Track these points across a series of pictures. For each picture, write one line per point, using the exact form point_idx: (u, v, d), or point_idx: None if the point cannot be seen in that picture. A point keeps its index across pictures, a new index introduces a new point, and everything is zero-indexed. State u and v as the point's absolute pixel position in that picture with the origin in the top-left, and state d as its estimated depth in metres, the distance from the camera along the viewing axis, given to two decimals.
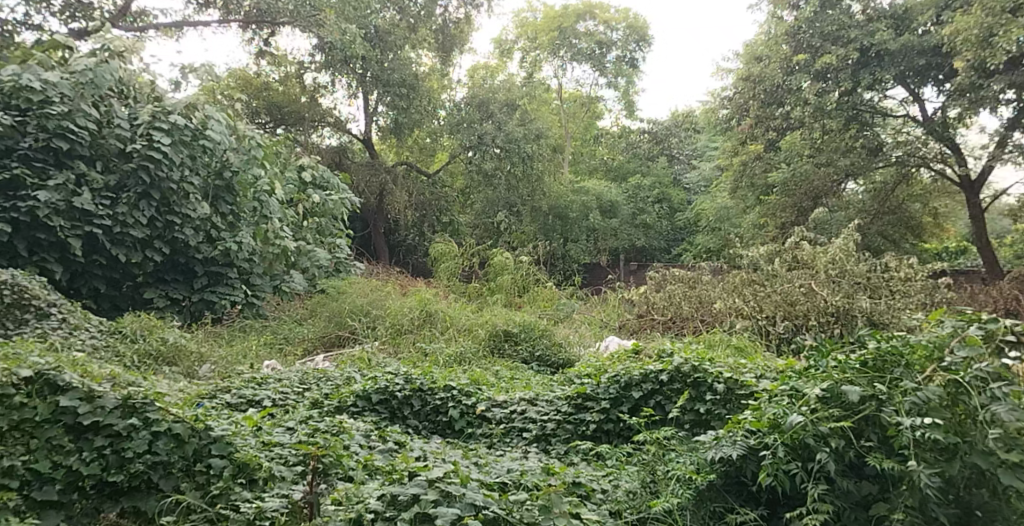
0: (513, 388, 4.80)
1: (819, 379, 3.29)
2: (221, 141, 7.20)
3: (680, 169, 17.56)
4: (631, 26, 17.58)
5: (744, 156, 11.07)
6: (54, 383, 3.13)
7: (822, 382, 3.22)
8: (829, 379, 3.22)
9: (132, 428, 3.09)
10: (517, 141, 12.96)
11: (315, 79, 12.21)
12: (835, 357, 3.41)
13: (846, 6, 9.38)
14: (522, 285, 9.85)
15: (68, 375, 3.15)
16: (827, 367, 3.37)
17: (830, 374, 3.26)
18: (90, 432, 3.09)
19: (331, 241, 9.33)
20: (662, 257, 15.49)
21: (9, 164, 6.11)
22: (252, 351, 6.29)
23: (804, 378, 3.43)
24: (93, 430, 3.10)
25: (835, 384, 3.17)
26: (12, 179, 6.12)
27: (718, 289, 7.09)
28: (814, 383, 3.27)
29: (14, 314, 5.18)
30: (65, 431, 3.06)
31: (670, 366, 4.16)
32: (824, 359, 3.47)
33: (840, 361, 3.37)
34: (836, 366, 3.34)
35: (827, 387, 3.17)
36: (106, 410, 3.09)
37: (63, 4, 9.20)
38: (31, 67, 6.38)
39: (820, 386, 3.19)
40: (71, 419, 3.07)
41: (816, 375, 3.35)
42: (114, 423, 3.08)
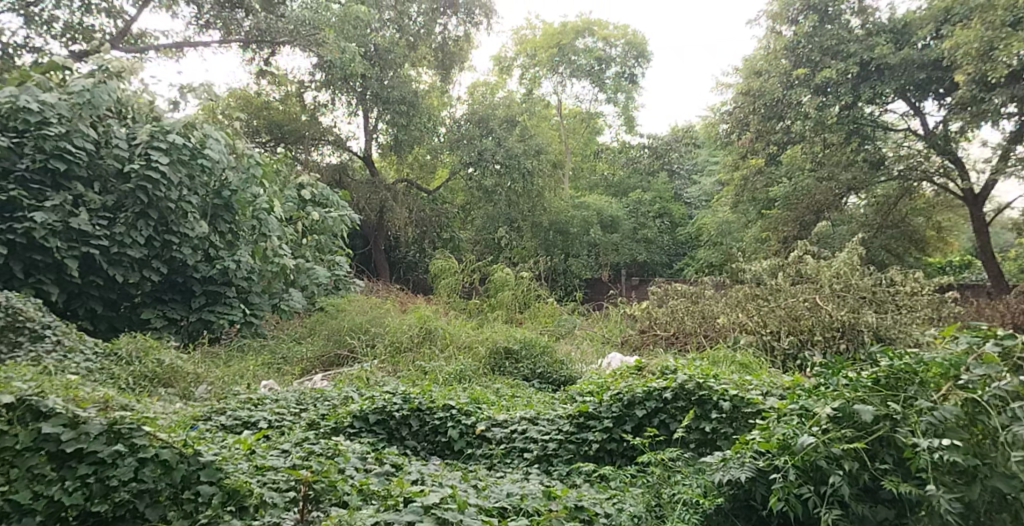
0: (514, 406, 4.70)
1: (830, 397, 3.21)
2: (219, 160, 7.15)
3: (681, 184, 17.50)
4: (630, 42, 17.61)
5: (745, 170, 11.02)
6: (37, 410, 3.04)
7: (833, 401, 3.14)
8: (841, 398, 3.14)
9: (117, 454, 2.98)
10: (518, 157, 12.92)
11: (315, 98, 12.18)
12: (846, 374, 3.33)
13: (845, 21, 9.37)
14: (523, 301, 9.80)
15: (52, 401, 3.06)
16: (838, 385, 3.29)
17: (842, 392, 3.18)
18: (74, 460, 2.98)
19: (330, 259, 9.26)
20: (663, 272, 15.41)
21: (6, 185, 6.05)
22: (249, 372, 6.18)
23: (813, 397, 3.34)
24: (77, 458, 2.98)
25: (847, 403, 3.09)
26: (8, 201, 6.05)
27: (721, 304, 7.00)
28: (825, 402, 3.19)
29: (8, 337, 5.11)
30: (47, 459, 2.95)
31: (674, 383, 4.07)
32: (834, 377, 3.38)
33: (850, 379, 3.29)
34: (848, 383, 3.27)
35: (838, 406, 3.09)
36: (91, 436, 2.99)
37: (64, 27, 9.21)
38: (29, 88, 6.35)
39: (831, 405, 3.11)
40: (54, 447, 2.96)
41: (827, 393, 3.27)
42: (99, 450, 2.98)
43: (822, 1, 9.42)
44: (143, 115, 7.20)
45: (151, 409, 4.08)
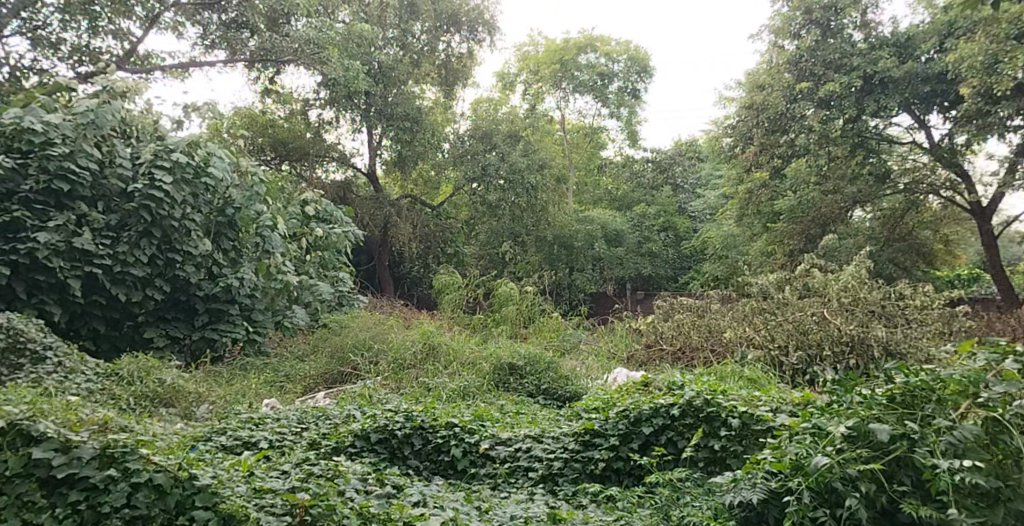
0: (519, 424, 4.61)
1: (844, 415, 3.13)
2: (223, 179, 7.19)
3: (686, 197, 17.43)
4: (633, 58, 17.60)
5: (749, 183, 10.96)
6: (27, 434, 3.03)
7: (847, 420, 3.07)
8: (855, 416, 3.07)
9: (109, 480, 2.96)
10: (521, 172, 12.88)
11: (319, 115, 12.16)
12: (859, 391, 3.26)
13: (848, 35, 9.31)
14: (528, 315, 9.74)
15: (42, 425, 3.04)
16: (852, 403, 3.21)
17: (856, 410, 3.11)
18: (65, 487, 2.99)
19: (334, 275, 9.21)
20: (669, 286, 15.33)
21: (9, 206, 6.03)
22: (250, 390, 6.11)
23: (827, 414, 3.27)
24: (68, 484, 2.99)
25: (862, 422, 3.02)
26: (12, 222, 6.03)
27: (727, 318, 6.93)
28: (838, 420, 3.12)
29: (9, 359, 5.06)
30: (38, 486, 2.97)
31: (680, 399, 4.00)
32: (847, 394, 3.31)
33: (865, 396, 3.22)
34: (862, 401, 3.19)
35: (853, 425, 3.02)
36: (83, 461, 2.98)
37: (70, 49, 9.26)
38: (33, 109, 6.36)
39: (845, 423, 3.03)
40: (45, 472, 2.96)
41: (840, 411, 3.19)
42: (91, 476, 2.97)
43: (825, 16, 9.30)
44: (147, 134, 7.19)
45: (150, 431, 4.02)
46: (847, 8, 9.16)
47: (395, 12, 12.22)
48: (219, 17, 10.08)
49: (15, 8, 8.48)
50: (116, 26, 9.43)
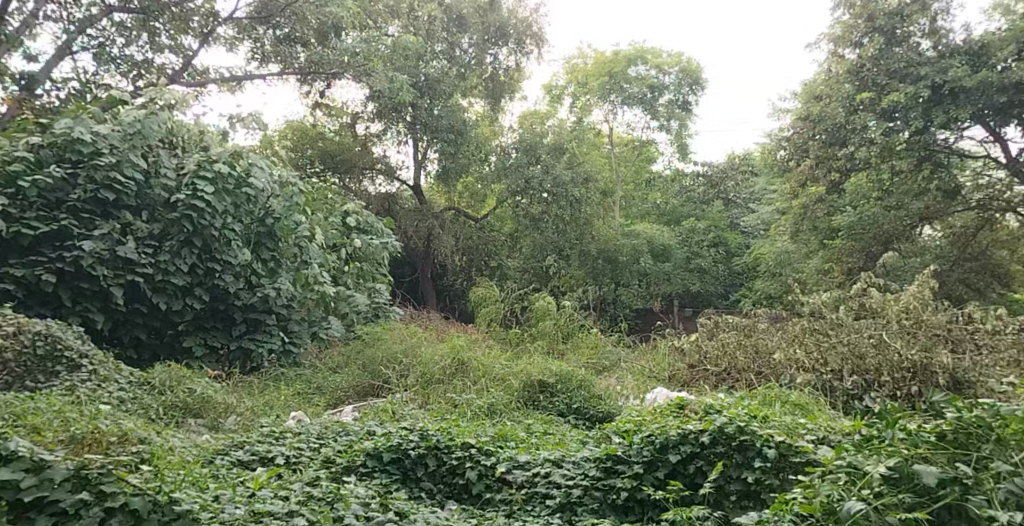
0: (543, 446, 4.35)
1: (884, 453, 2.86)
2: (264, 189, 7.08)
3: (738, 212, 16.81)
4: (685, 70, 17.19)
5: (804, 198, 10.42)
6: None
7: (887, 459, 2.80)
8: (897, 456, 2.80)
9: (81, 504, 2.80)
10: (566, 185, 12.57)
11: (366, 128, 12.26)
12: (903, 428, 2.98)
13: (914, 43, 8.78)
14: (566, 332, 9.46)
15: (14, 443, 2.89)
16: (893, 439, 2.95)
17: (898, 449, 2.85)
18: (34, 510, 2.80)
19: (371, 286, 9.03)
20: (719, 303, 14.80)
21: (57, 215, 6.08)
22: (279, 401, 5.98)
23: (864, 451, 2.98)
24: (37, 507, 2.80)
25: (904, 463, 2.75)
26: (59, 230, 6.08)
27: (777, 338, 6.49)
28: (878, 459, 2.83)
29: (45, 367, 4.94)
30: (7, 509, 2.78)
31: (712, 425, 3.68)
32: (888, 430, 3.04)
33: (909, 433, 2.96)
34: (905, 438, 2.93)
35: (894, 465, 2.75)
36: (54, 483, 2.82)
37: (130, 65, 9.34)
38: (84, 119, 6.39)
39: (886, 464, 2.76)
40: (12, 495, 2.79)
41: (880, 448, 2.91)
42: (61, 500, 2.80)
43: (890, 23, 8.78)
44: (193, 145, 7.14)
45: (167, 445, 3.92)
46: (913, 15, 8.65)
47: (442, 25, 12.31)
48: (274, 32, 10.12)
49: (81, 26, 8.64)
50: (175, 42, 9.55)
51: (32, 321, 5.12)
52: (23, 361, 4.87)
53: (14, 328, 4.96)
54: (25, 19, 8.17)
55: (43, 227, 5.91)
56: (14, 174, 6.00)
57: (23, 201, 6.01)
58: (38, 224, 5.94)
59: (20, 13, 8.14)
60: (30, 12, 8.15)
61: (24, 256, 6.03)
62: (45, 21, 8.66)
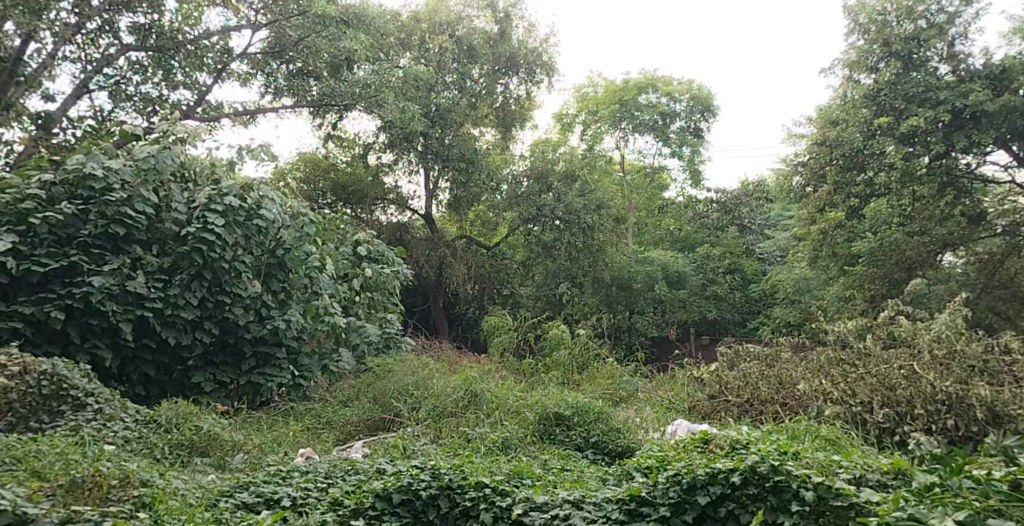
0: (560, 484, 4.16)
1: (952, 507, 2.88)
2: (275, 220, 6.97)
3: (753, 238, 16.60)
4: (696, 98, 16.87)
5: (822, 223, 10.15)
6: None
7: (955, 514, 2.77)
8: (969, 510, 2.84)
9: None
10: (578, 212, 12.39)
11: (378, 159, 12.18)
12: (972, 477, 3.11)
13: (932, 68, 8.65)
14: (582, 361, 9.26)
15: None
16: (961, 490, 3.04)
17: (970, 503, 2.90)
18: None
19: (381, 316, 8.84)
20: (737, 331, 14.55)
21: (68, 251, 5.99)
22: (288, 438, 5.78)
23: (926, 501, 2.99)
24: None
25: (975, 517, 2.75)
26: (69, 266, 5.99)
27: (801, 369, 6.24)
28: (942, 512, 2.81)
29: (50, 407, 4.80)
30: None
31: (742, 464, 3.48)
32: (953, 479, 3.15)
33: (978, 483, 3.07)
34: (975, 489, 3.03)
35: (965, 519, 2.74)
36: None
37: (144, 100, 9.31)
38: (96, 154, 6.33)
39: (955, 517, 2.74)
40: None
41: (945, 501, 2.94)
42: None
43: (906, 47, 8.65)
44: (204, 178, 7.02)
45: (169, 487, 3.76)
46: (931, 39, 8.51)
47: (453, 56, 12.19)
48: (287, 67, 10.14)
49: (98, 65, 8.66)
50: (189, 79, 9.54)
51: (39, 360, 4.97)
52: (26, 401, 4.71)
53: (20, 368, 4.81)
54: (43, 60, 8.18)
55: (53, 264, 5.83)
56: (26, 212, 5.94)
57: (33, 239, 5.95)
58: (48, 260, 5.85)
59: (39, 55, 8.17)
60: (48, 53, 8.17)
61: (33, 293, 5.95)
62: (62, 61, 8.68)
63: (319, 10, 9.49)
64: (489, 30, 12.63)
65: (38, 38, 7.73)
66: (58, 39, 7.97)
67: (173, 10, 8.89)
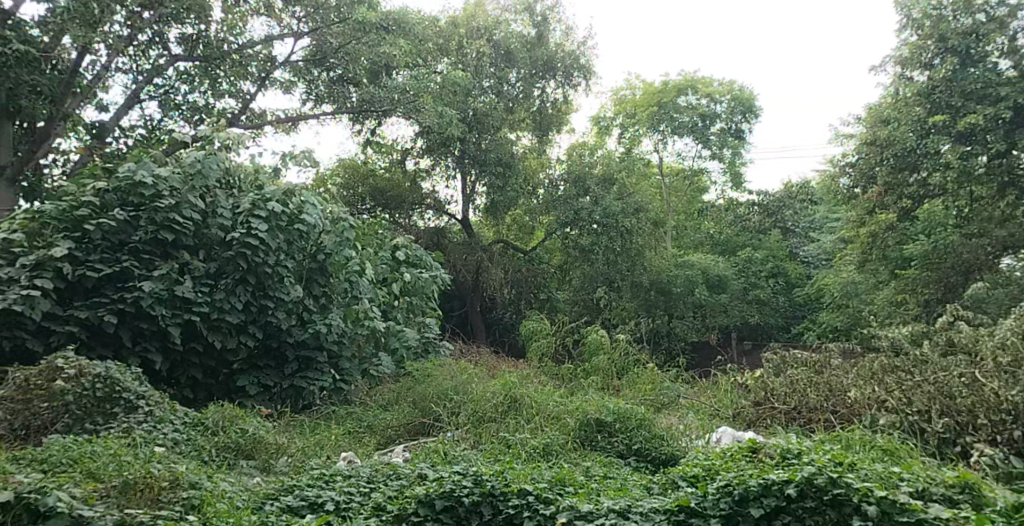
0: (604, 492, 4.10)
1: None
2: (317, 224, 7.00)
3: (797, 241, 16.28)
4: (736, 98, 16.76)
5: (872, 225, 9.78)
6: (37, 511, 3.05)
7: None
8: None
9: None
10: (616, 216, 12.26)
11: (416, 164, 12.28)
12: None
13: (992, 64, 8.36)
14: (620, 366, 9.15)
15: (54, 499, 3.06)
16: None
17: None
18: None
19: (419, 320, 8.85)
20: (780, 336, 14.28)
21: (119, 257, 6.11)
22: (330, 441, 5.80)
23: None
24: None
25: None
26: (121, 272, 6.11)
27: (852, 376, 6.05)
28: None
29: (103, 409, 4.89)
30: None
31: (797, 476, 3.38)
32: None
33: None
34: None
35: None
36: None
37: (190, 110, 9.46)
38: (146, 162, 6.43)
39: None
40: None
41: None
42: None
43: (964, 42, 8.39)
44: (249, 185, 7.09)
45: (217, 489, 3.80)
46: (991, 34, 8.24)
47: (490, 61, 12.27)
48: (329, 74, 10.29)
49: (149, 76, 8.86)
50: (234, 88, 9.69)
51: (93, 363, 5.06)
52: (82, 403, 4.81)
53: (75, 371, 4.91)
54: (98, 72, 8.39)
55: (105, 269, 5.95)
56: (81, 219, 6.08)
57: (88, 245, 6.08)
58: (102, 266, 5.99)
59: (94, 67, 8.38)
60: (102, 65, 8.38)
61: (88, 297, 6.08)
62: (114, 72, 8.91)
63: (360, 18, 9.59)
64: (527, 34, 12.58)
65: (93, 50, 7.95)
66: (111, 51, 8.17)
67: (219, 21, 9.04)
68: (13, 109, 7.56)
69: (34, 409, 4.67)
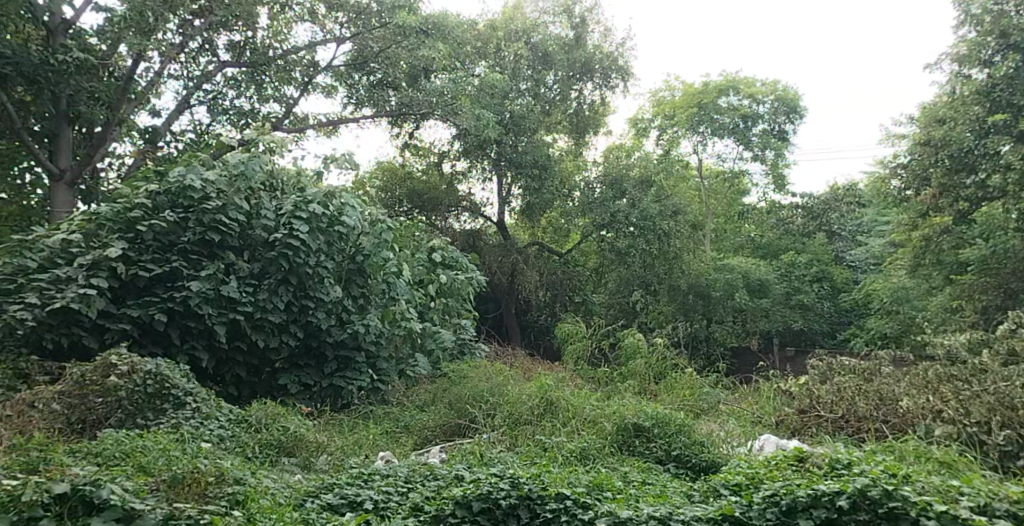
0: (644, 498, 4.02)
1: None
2: (356, 226, 7.02)
3: (843, 245, 15.89)
4: (780, 99, 16.42)
5: (926, 229, 9.40)
6: (90, 503, 3.07)
7: None
8: None
9: None
10: (654, 218, 12.10)
11: (452, 167, 12.40)
12: None
13: None
14: (657, 371, 8.99)
15: (106, 492, 3.09)
16: None
17: None
18: None
19: (455, 322, 8.82)
20: (826, 342, 13.92)
21: (169, 257, 6.21)
22: (368, 441, 5.79)
23: None
24: None
25: None
26: (170, 272, 6.21)
27: (904, 385, 5.84)
28: None
29: (153, 405, 4.96)
30: None
31: (849, 487, 3.26)
32: None
33: None
34: None
35: None
36: None
37: (236, 114, 9.60)
38: (195, 166, 6.54)
39: None
40: None
41: None
42: None
43: None
44: (291, 187, 7.14)
45: (260, 486, 3.81)
46: None
47: (528, 63, 12.25)
48: (368, 78, 10.31)
49: (199, 82, 8.99)
50: (279, 92, 9.79)
51: (144, 360, 5.14)
52: (134, 399, 4.90)
53: (128, 368, 4.98)
54: (152, 79, 8.56)
55: (156, 270, 6.06)
56: (133, 220, 6.20)
57: (140, 245, 6.20)
58: (153, 266, 6.09)
59: (148, 74, 8.56)
60: (156, 72, 8.54)
61: (140, 296, 6.18)
62: (167, 78, 9.09)
63: (400, 21, 9.62)
64: (565, 36, 12.50)
65: (148, 58, 8.13)
66: (164, 58, 8.35)
67: (264, 27, 9.20)
68: (73, 114, 7.96)
69: (89, 404, 4.78)
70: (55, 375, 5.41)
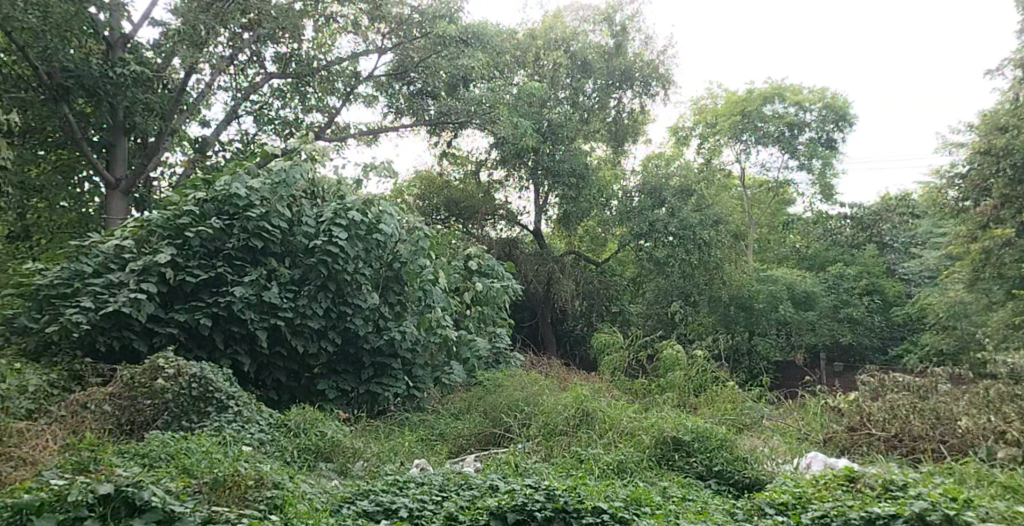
0: (686, 514, 3.88)
1: None
2: (393, 234, 7.00)
3: (895, 257, 15.37)
4: (829, 106, 15.92)
5: (986, 241, 8.88)
6: (133, 504, 3.05)
7: None
8: None
9: None
10: (693, 228, 11.87)
11: (490, 176, 12.38)
12: None
13: None
14: (698, 383, 8.77)
15: (148, 493, 3.07)
16: None
17: None
18: None
19: (491, 330, 8.74)
20: (877, 357, 13.45)
21: (214, 262, 6.27)
22: (404, 448, 5.73)
23: None
24: None
25: None
26: (215, 277, 6.26)
27: (962, 405, 5.56)
28: None
29: (197, 407, 4.97)
30: None
31: (906, 510, 3.09)
32: None
33: None
34: None
35: None
36: None
37: (281, 124, 9.74)
38: (240, 174, 6.61)
39: None
40: None
41: None
42: None
43: None
44: (333, 194, 7.17)
45: (297, 490, 3.77)
46: None
47: (567, 71, 12.16)
48: (408, 88, 10.52)
49: (247, 93, 9.12)
50: (322, 103, 9.89)
51: (190, 363, 5.17)
52: (180, 402, 4.93)
53: (175, 371, 5.02)
54: (203, 90, 8.74)
55: (202, 275, 6.11)
56: (182, 227, 6.28)
57: (188, 250, 6.26)
58: (199, 271, 6.15)
59: (199, 85, 8.73)
60: (206, 83, 8.71)
61: (187, 301, 6.24)
62: (217, 89, 9.26)
63: (441, 30, 9.64)
64: (605, 45, 12.39)
65: (200, 69, 8.29)
66: (215, 70, 8.49)
67: (310, 39, 9.32)
68: (129, 125, 8.11)
69: (139, 406, 4.85)
70: (107, 377, 5.51)
